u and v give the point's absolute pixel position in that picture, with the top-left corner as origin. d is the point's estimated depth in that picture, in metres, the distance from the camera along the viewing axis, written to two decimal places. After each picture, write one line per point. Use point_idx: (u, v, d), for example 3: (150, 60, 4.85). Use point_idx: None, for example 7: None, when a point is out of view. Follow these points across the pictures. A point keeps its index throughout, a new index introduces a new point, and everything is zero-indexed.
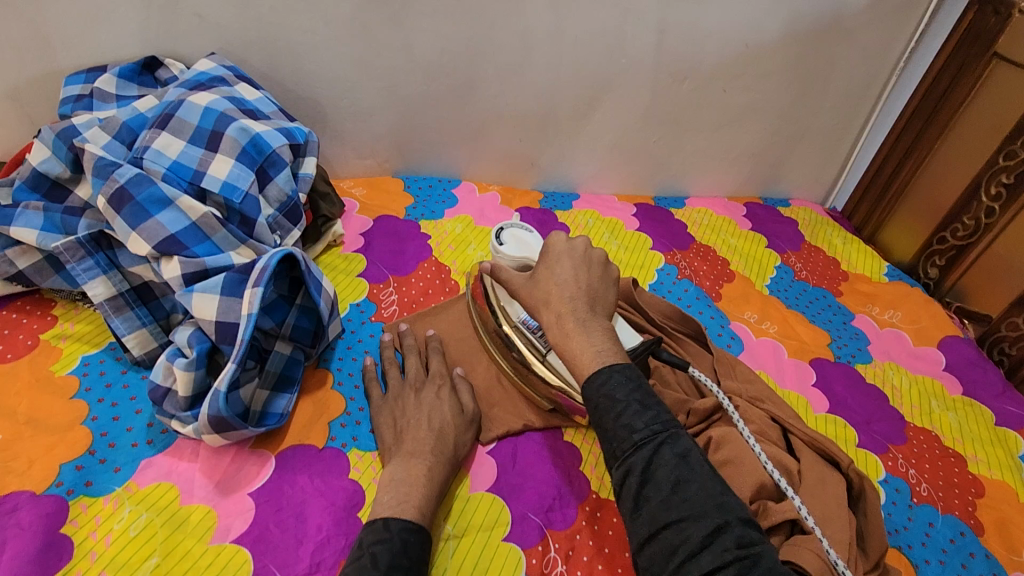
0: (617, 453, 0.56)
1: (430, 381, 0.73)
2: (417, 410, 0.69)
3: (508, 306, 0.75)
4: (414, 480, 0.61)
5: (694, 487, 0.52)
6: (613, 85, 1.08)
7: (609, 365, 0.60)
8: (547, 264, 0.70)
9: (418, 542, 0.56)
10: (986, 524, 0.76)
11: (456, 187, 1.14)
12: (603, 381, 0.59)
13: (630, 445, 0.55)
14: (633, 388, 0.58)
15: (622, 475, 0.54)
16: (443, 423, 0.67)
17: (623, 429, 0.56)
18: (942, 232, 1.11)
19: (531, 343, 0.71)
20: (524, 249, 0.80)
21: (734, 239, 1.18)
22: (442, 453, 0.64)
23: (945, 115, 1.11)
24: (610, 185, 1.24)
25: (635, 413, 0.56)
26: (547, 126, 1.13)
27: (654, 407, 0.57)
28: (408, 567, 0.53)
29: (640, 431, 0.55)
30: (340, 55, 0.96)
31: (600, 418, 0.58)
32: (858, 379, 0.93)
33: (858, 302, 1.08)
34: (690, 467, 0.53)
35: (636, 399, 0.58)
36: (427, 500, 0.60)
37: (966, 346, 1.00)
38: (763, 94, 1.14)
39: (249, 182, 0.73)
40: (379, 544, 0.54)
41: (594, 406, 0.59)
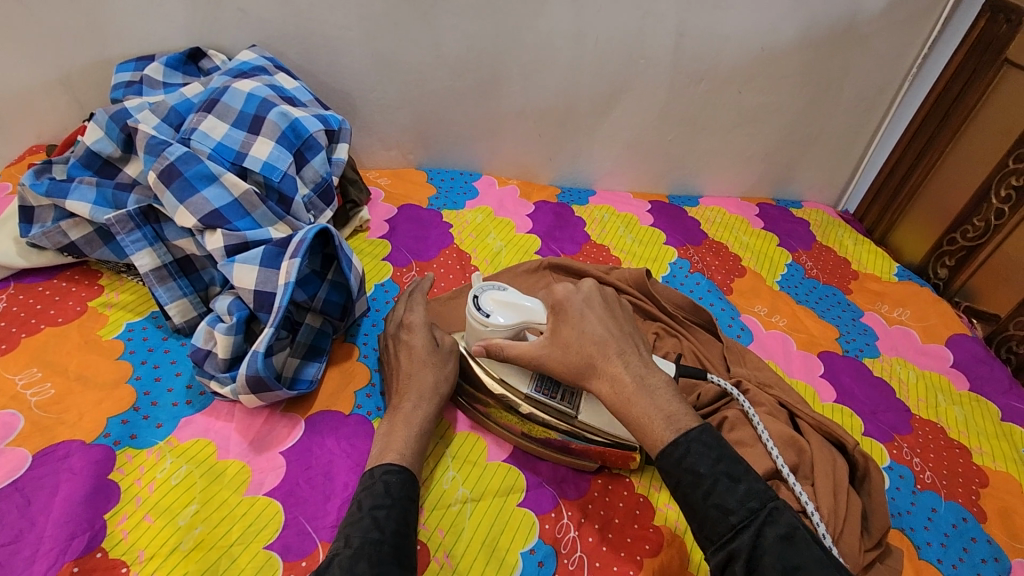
0: (713, 536, 0.53)
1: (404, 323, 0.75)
2: (398, 358, 0.72)
3: (513, 378, 0.70)
4: (394, 430, 0.65)
5: (808, 570, 0.49)
6: (632, 85, 1.12)
7: (684, 435, 0.56)
8: (571, 323, 0.66)
9: (402, 483, 0.60)
10: (988, 512, 0.78)
11: (477, 180, 1.19)
12: (682, 452, 0.56)
13: (728, 528, 0.52)
14: (716, 458, 0.55)
15: (723, 560, 0.51)
16: (418, 364, 0.70)
17: (715, 509, 0.53)
18: (952, 233, 1.13)
19: (556, 409, 0.69)
20: (517, 313, 0.70)
21: (746, 237, 1.21)
22: (425, 393, 0.68)
23: (956, 120, 1.13)
24: (626, 183, 1.28)
25: (725, 489, 0.53)
26: (567, 123, 1.17)
27: (743, 481, 0.54)
28: (390, 504, 0.57)
29: (736, 511, 0.52)
30: (371, 50, 1.02)
31: (685, 495, 0.55)
32: (866, 372, 0.95)
33: (868, 300, 1.10)
34: (798, 549, 0.50)
35: (723, 472, 0.54)
36: (408, 445, 0.64)
37: (973, 343, 1.01)
38: (778, 96, 1.17)
39: (288, 163, 0.78)
40: (364, 491, 0.58)
41: (674, 480, 0.56)
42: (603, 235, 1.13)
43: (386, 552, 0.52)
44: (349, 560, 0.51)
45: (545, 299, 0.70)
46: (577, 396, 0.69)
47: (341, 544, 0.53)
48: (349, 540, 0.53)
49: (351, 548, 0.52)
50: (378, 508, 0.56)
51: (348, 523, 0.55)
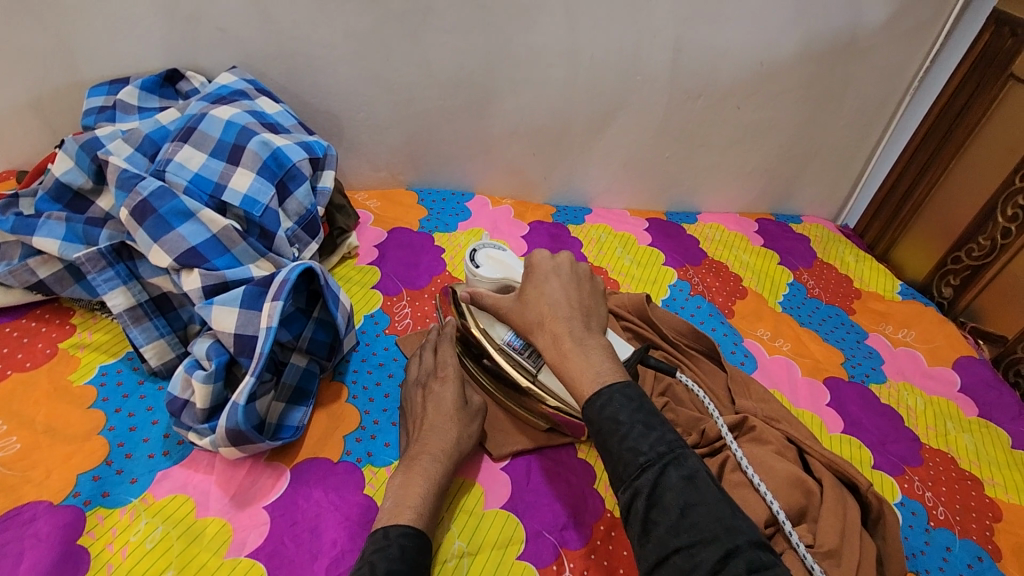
0: (623, 476, 0.51)
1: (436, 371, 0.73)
2: (423, 407, 0.70)
3: (491, 329, 0.71)
4: (411, 483, 0.62)
5: (706, 510, 0.48)
6: (628, 101, 1.09)
7: (608, 386, 0.55)
8: (535, 284, 0.65)
9: (417, 547, 0.56)
10: (1004, 549, 0.75)
11: (469, 200, 1.15)
12: (605, 401, 0.54)
13: (636, 468, 0.50)
14: (635, 408, 0.54)
15: (629, 498, 0.50)
16: (444, 417, 0.68)
17: (628, 452, 0.51)
18: (956, 252, 1.11)
19: (520, 362, 0.70)
20: (505, 271, 0.73)
21: (746, 256, 1.18)
22: (447, 449, 0.65)
23: (959, 135, 1.10)
24: (622, 200, 1.25)
25: (640, 435, 0.52)
26: (561, 141, 1.13)
27: (659, 428, 0.53)
28: (406, 571, 0.53)
29: (646, 454, 0.51)
30: (357, 69, 0.98)
31: (604, 442, 0.53)
32: (873, 399, 0.92)
33: (872, 321, 1.08)
34: (699, 489, 0.49)
35: (640, 420, 0.53)
36: (425, 501, 0.60)
37: (981, 366, 0.99)
38: (777, 111, 1.14)
39: (269, 196, 0.74)
40: (377, 552, 0.54)
41: (595, 428, 0.54)
42: (600, 257, 1.09)
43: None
44: None
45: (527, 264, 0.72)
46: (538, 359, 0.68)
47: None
48: None
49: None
50: (394, 574, 0.52)
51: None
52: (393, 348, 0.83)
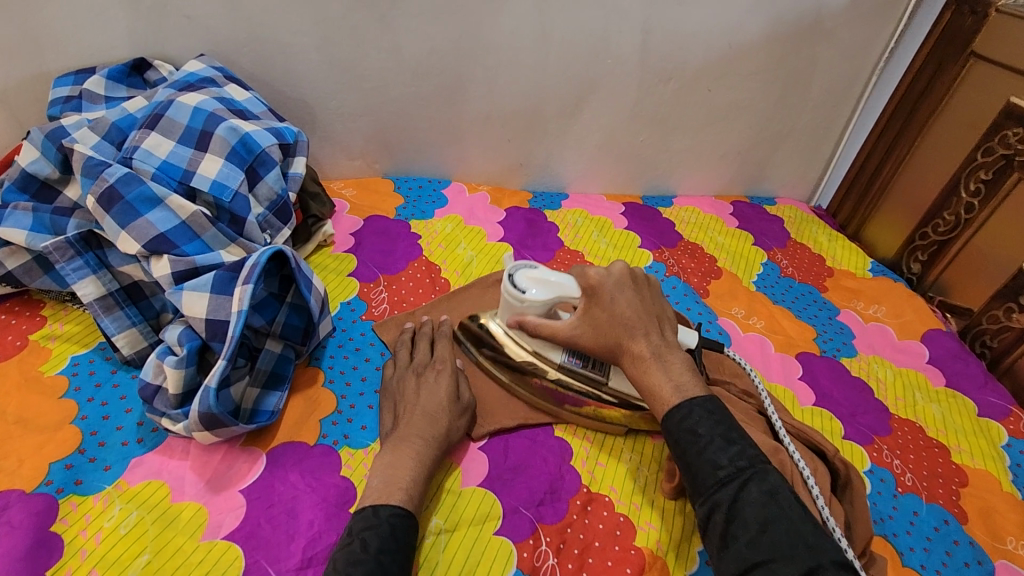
0: (702, 488, 0.55)
1: (431, 366, 0.73)
2: (415, 394, 0.70)
3: (547, 349, 0.75)
4: (400, 462, 0.62)
5: (786, 524, 0.51)
6: (600, 85, 1.10)
7: (688, 400, 0.59)
8: (599, 299, 0.67)
9: (408, 527, 0.57)
10: (969, 512, 0.77)
11: (446, 188, 1.15)
12: (683, 415, 0.59)
13: (716, 481, 0.54)
14: (715, 423, 0.58)
15: (708, 510, 0.54)
16: (437, 407, 0.68)
17: (708, 465, 0.56)
18: (924, 228, 1.12)
19: (586, 376, 0.74)
20: (550, 288, 0.71)
21: (721, 237, 1.19)
22: (430, 435, 0.65)
23: (924, 112, 1.12)
24: (598, 185, 1.26)
25: (719, 449, 0.56)
26: (535, 126, 1.14)
27: (739, 443, 0.56)
28: (396, 550, 0.54)
29: (725, 468, 0.55)
30: (327, 55, 0.97)
31: (684, 455, 0.57)
32: (844, 372, 0.94)
33: (844, 298, 1.10)
34: (780, 506, 0.52)
35: (720, 435, 0.57)
36: (415, 480, 0.61)
37: (949, 339, 1.01)
38: (747, 94, 1.16)
39: (238, 182, 0.73)
40: (368, 530, 0.55)
41: (676, 439, 0.58)
42: (577, 241, 1.10)
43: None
44: None
45: (579, 278, 0.70)
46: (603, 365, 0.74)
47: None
48: None
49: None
50: (387, 552, 0.53)
51: (349, 561, 0.52)
52: (369, 334, 0.83)
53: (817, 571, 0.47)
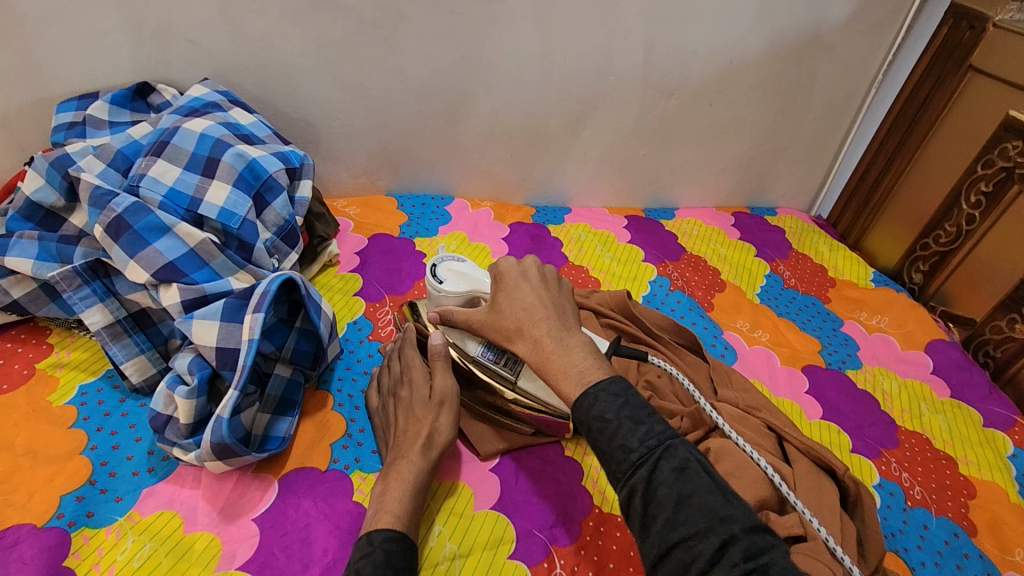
0: (617, 474, 0.51)
1: (403, 381, 0.72)
2: (394, 416, 0.70)
3: (463, 340, 0.73)
4: (389, 485, 0.62)
5: (697, 499, 0.48)
6: (601, 102, 1.11)
7: (593, 385, 0.55)
8: (506, 291, 0.64)
9: (402, 551, 0.57)
10: (978, 525, 0.78)
11: (449, 205, 1.16)
12: (590, 401, 0.54)
13: (629, 465, 0.50)
14: (622, 404, 0.53)
15: (626, 495, 0.50)
16: (416, 423, 0.67)
17: (619, 449, 0.51)
18: (925, 239, 1.12)
19: (498, 372, 0.71)
20: (468, 282, 0.71)
21: (723, 249, 1.20)
22: (418, 451, 0.65)
23: (923, 125, 1.12)
24: (600, 198, 1.26)
25: (629, 430, 0.52)
26: (538, 142, 1.15)
27: (647, 422, 0.53)
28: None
29: (637, 450, 0.51)
30: (331, 77, 0.98)
31: (595, 441, 0.53)
32: (849, 384, 0.95)
33: (846, 308, 1.11)
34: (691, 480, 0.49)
35: (628, 415, 0.53)
36: (404, 501, 0.61)
37: (952, 349, 1.02)
38: (747, 107, 1.17)
39: (246, 208, 0.74)
40: (363, 559, 0.54)
41: (585, 427, 0.54)
42: (581, 256, 1.11)
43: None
44: None
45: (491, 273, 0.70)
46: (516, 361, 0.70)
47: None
48: None
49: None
50: None
51: None
52: (376, 355, 0.83)
53: (732, 544, 0.45)
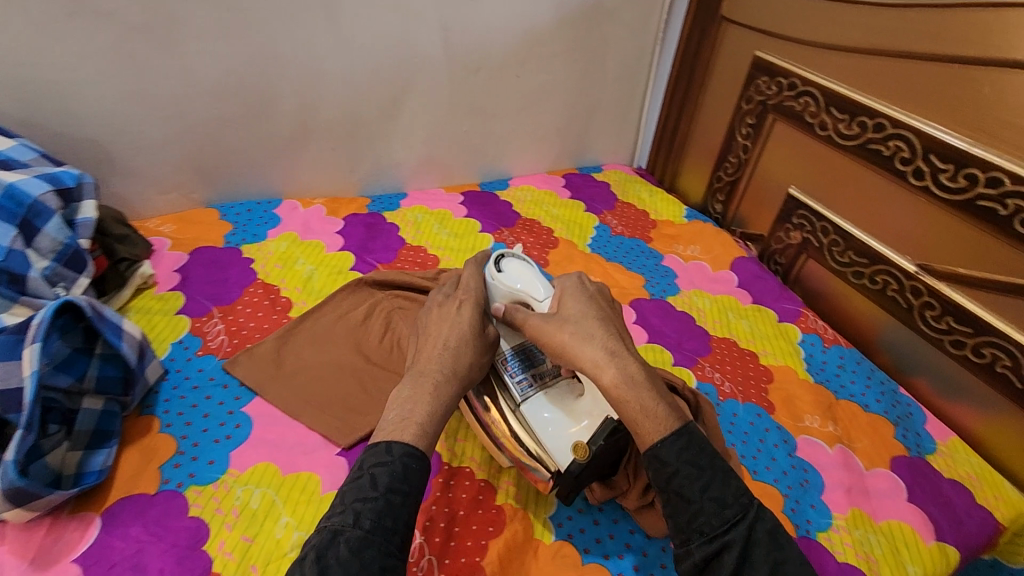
0: (704, 527, 0.53)
1: (454, 297, 0.72)
2: (439, 326, 0.69)
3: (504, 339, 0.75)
4: (419, 397, 0.61)
5: (792, 566, 0.51)
6: (413, 84, 1.13)
7: (688, 428, 0.57)
8: (580, 306, 0.66)
9: (420, 470, 0.55)
10: (776, 403, 0.91)
11: (278, 207, 1.13)
12: (685, 445, 0.56)
13: (723, 521, 0.52)
14: (713, 456, 0.56)
15: (717, 550, 0.52)
16: (460, 342, 0.67)
17: (713, 503, 0.53)
18: (718, 172, 1.27)
19: (506, 390, 0.71)
20: (524, 281, 0.74)
21: (555, 209, 1.29)
22: (453, 370, 0.65)
23: (700, 73, 1.27)
24: (435, 179, 1.30)
25: (722, 485, 0.54)
26: (358, 132, 1.15)
27: (731, 476, 0.55)
28: (408, 492, 0.53)
29: (732, 506, 0.53)
30: (109, 90, 0.92)
31: (679, 488, 0.54)
32: (670, 309, 1.07)
33: (666, 245, 1.23)
34: (783, 548, 0.52)
35: (720, 469, 0.55)
36: (431, 417, 0.60)
37: (751, 263, 1.17)
38: (552, 75, 1.25)
39: (11, 238, 0.68)
40: (379, 467, 0.54)
41: (673, 471, 0.55)
42: (418, 236, 1.13)
43: (395, 545, 0.50)
44: (358, 542, 0.48)
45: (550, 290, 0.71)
46: (534, 392, 0.70)
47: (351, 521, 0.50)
48: (360, 519, 0.50)
49: (361, 530, 0.49)
50: (396, 493, 0.52)
51: (358, 497, 0.51)
52: (208, 368, 0.81)
53: None
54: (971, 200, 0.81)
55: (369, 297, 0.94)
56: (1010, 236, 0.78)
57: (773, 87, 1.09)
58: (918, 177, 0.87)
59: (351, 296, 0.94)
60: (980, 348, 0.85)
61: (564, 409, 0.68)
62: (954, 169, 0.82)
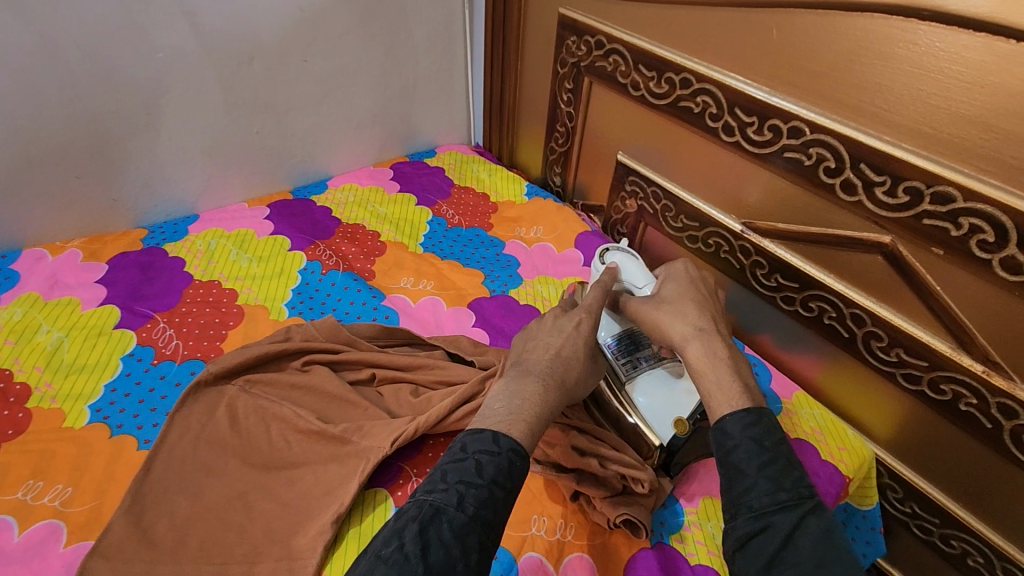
0: (752, 505, 0.48)
1: (574, 312, 0.64)
2: (551, 330, 0.61)
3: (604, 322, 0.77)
4: (529, 395, 0.53)
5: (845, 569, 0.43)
6: (167, 87, 0.93)
7: (759, 409, 0.53)
8: (684, 295, 0.64)
9: (526, 469, 0.49)
10: None
11: (17, 260, 0.92)
12: (752, 421, 0.52)
13: (772, 503, 0.47)
14: (780, 441, 0.51)
15: (759, 527, 0.47)
16: (573, 352, 0.59)
17: (767, 483, 0.48)
18: (551, 143, 1.19)
19: (611, 369, 0.74)
20: (625, 273, 0.77)
21: (383, 207, 1.14)
22: (553, 376, 0.56)
23: (513, 35, 1.16)
24: (233, 193, 1.10)
25: (780, 469, 0.49)
26: (108, 153, 0.93)
27: (799, 468, 0.50)
28: (511, 490, 0.46)
29: (788, 491, 0.48)
30: None
31: (734, 460, 0.51)
32: (513, 303, 0.97)
33: (507, 229, 1.13)
34: (838, 546, 0.45)
35: (784, 454, 0.50)
36: (539, 419, 0.52)
37: (595, 237, 1.09)
38: (350, 55, 1.09)
39: None
40: (486, 453, 0.47)
41: (731, 443, 0.52)
42: (211, 268, 0.95)
43: (493, 541, 0.44)
44: (461, 530, 0.42)
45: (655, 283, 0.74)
46: (638, 372, 0.73)
47: (454, 501, 0.44)
48: (465, 503, 0.44)
49: (465, 515, 0.43)
50: (500, 486, 0.46)
51: (463, 478, 0.45)
52: None
53: None
54: (778, 152, 0.77)
55: (220, 396, 0.75)
56: (817, 185, 0.75)
57: (583, 47, 1.00)
58: (728, 133, 0.82)
59: (198, 407, 0.73)
60: (808, 302, 0.83)
61: (666, 388, 0.71)
62: (758, 121, 0.77)
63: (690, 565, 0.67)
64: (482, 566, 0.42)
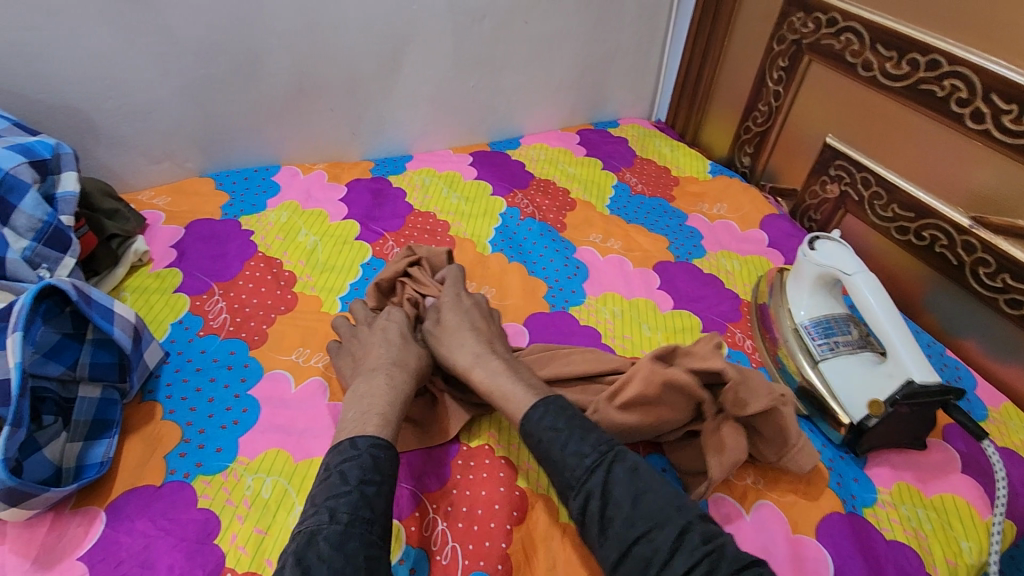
0: (572, 483, 0.56)
1: (379, 315, 0.75)
2: (371, 335, 0.72)
3: (798, 306, 0.84)
4: (375, 390, 0.63)
5: (651, 491, 0.53)
6: (412, 36, 1.05)
7: (542, 399, 0.62)
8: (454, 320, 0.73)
9: (388, 459, 0.57)
10: None
11: (277, 174, 1.07)
12: (541, 414, 0.61)
13: (584, 471, 0.56)
14: (570, 417, 0.60)
15: (583, 502, 0.55)
16: (397, 341, 0.69)
17: (573, 458, 0.57)
18: (746, 122, 1.19)
19: (806, 346, 0.80)
20: (834, 258, 0.79)
21: (572, 168, 1.21)
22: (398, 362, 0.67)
23: (726, 12, 1.17)
24: (442, 140, 1.22)
25: (579, 440, 0.58)
26: (356, 92, 1.07)
27: (596, 433, 0.59)
28: (379, 482, 0.54)
29: (590, 455, 0.57)
30: (86, 52, 0.87)
31: (544, 452, 0.59)
32: (697, 271, 1.00)
33: (690, 203, 1.15)
34: (643, 479, 0.54)
35: (577, 426, 0.59)
36: (391, 405, 0.62)
37: (783, 221, 1.09)
38: (563, 21, 1.15)
39: None
40: (346, 462, 0.55)
41: (536, 440, 0.60)
42: (427, 202, 1.06)
43: (375, 535, 0.51)
44: (338, 534, 0.48)
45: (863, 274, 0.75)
46: (835, 354, 0.78)
47: (326, 518, 0.50)
48: (336, 514, 0.50)
49: (339, 525, 0.49)
50: (368, 484, 0.53)
51: (328, 494, 0.52)
52: (211, 350, 0.77)
53: (687, 527, 0.51)
54: None
55: None
56: None
57: (810, 24, 1.00)
58: (976, 119, 0.79)
59: None
60: None
61: (864, 371, 0.74)
62: (1019, 109, 0.74)
63: (884, 538, 0.67)
64: (370, 557, 0.48)
